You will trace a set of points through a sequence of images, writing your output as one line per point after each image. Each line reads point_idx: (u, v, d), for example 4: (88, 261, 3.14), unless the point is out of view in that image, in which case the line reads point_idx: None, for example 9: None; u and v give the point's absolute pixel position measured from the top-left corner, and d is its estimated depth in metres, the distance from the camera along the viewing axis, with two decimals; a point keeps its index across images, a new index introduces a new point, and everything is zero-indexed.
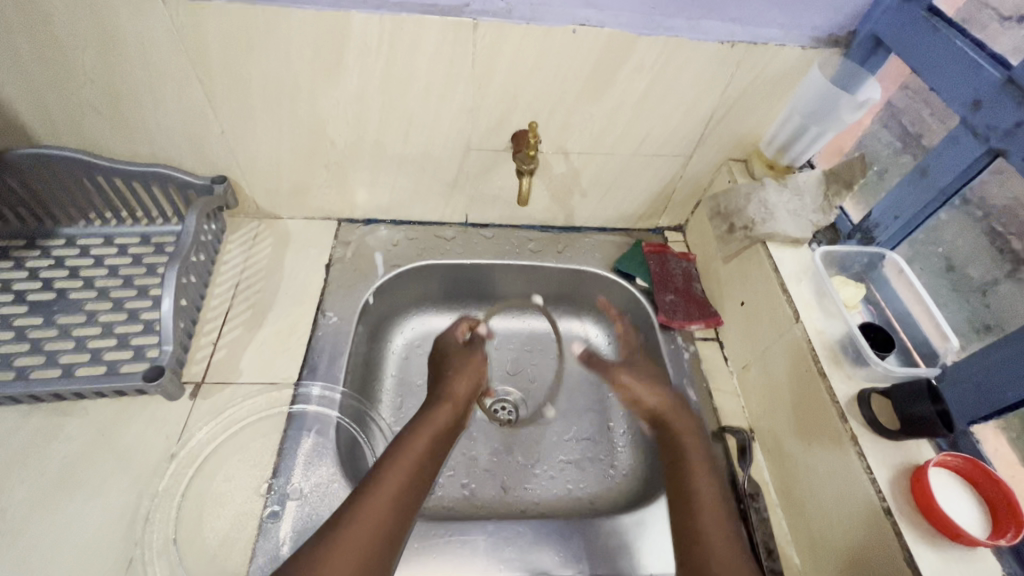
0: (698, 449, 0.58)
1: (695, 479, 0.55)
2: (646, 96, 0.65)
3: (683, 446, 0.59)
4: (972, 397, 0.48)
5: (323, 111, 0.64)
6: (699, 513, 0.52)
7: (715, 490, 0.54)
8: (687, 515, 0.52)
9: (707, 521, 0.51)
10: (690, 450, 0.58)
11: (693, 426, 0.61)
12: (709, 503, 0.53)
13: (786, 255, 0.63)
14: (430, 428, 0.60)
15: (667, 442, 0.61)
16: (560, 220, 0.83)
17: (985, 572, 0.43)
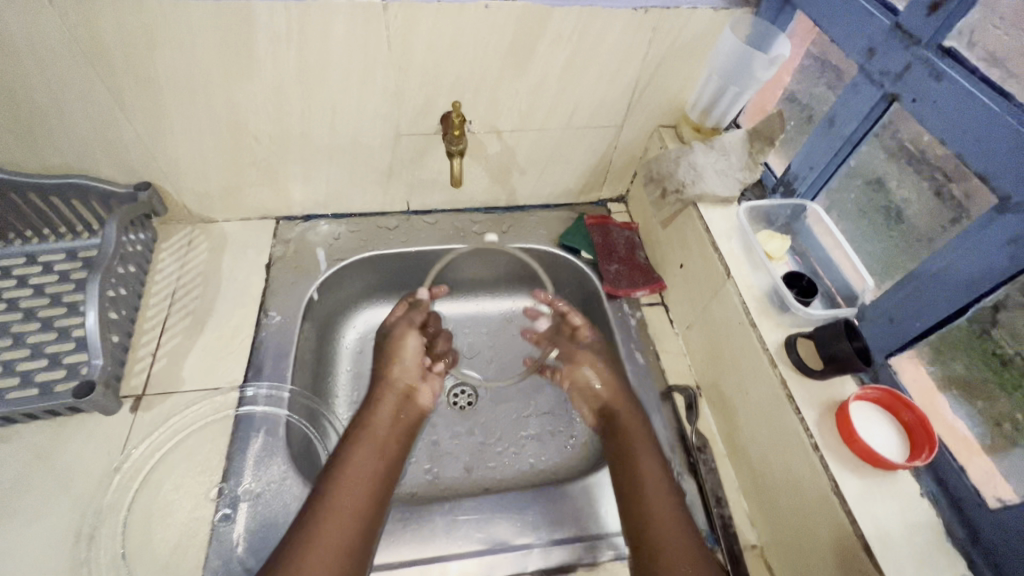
0: (642, 439, 0.59)
1: (643, 472, 0.56)
2: (569, 68, 0.65)
3: (625, 438, 0.60)
4: (887, 331, 0.51)
5: (241, 107, 0.62)
6: (650, 505, 0.53)
7: (661, 479, 0.55)
8: (637, 510, 0.53)
9: (659, 514, 0.52)
10: (633, 442, 0.59)
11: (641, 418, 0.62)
12: (659, 496, 0.54)
13: (716, 214, 0.65)
14: (377, 428, 0.60)
15: (615, 432, 0.61)
16: (503, 201, 0.83)
17: (905, 492, 0.46)
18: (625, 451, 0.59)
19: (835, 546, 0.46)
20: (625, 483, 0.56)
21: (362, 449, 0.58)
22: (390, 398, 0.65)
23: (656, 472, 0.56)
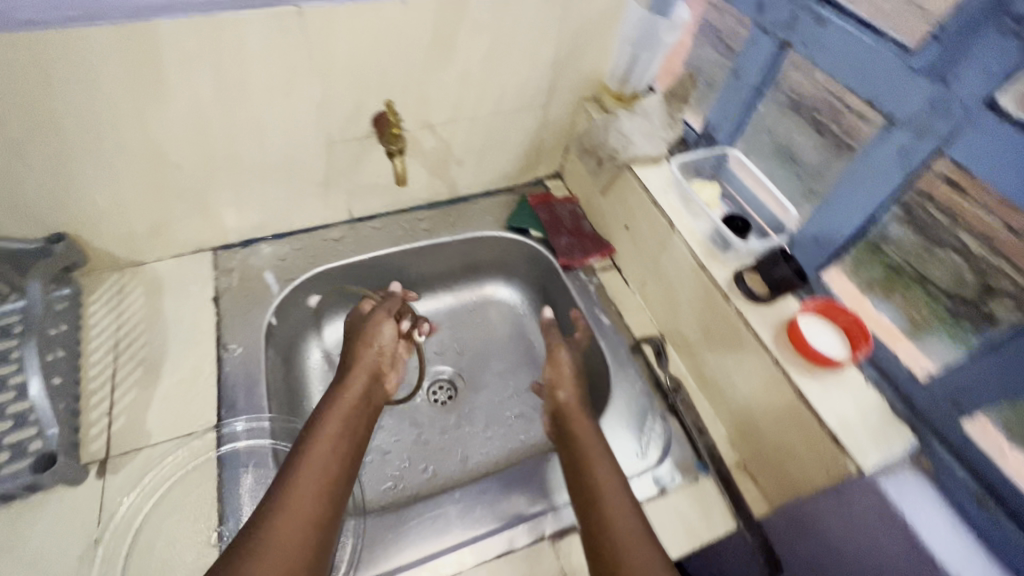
0: (592, 446, 0.57)
1: (598, 480, 0.53)
2: (491, 54, 0.67)
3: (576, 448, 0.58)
4: (814, 250, 0.58)
5: (158, 136, 0.58)
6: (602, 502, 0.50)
7: (616, 485, 0.52)
8: (597, 516, 0.49)
9: (615, 516, 0.49)
10: (585, 448, 0.57)
11: (595, 430, 0.60)
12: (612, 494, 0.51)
13: (651, 173, 0.70)
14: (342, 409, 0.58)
15: (569, 444, 0.59)
16: (445, 194, 0.84)
17: (853, 384, 0.52)
18: (580, 461, 0.56)
19: (809, 443, 0.52)
20: (582, 494, 0.53)
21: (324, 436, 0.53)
22: (334, 418, 0.56)
23: (613, 478, 0.53)
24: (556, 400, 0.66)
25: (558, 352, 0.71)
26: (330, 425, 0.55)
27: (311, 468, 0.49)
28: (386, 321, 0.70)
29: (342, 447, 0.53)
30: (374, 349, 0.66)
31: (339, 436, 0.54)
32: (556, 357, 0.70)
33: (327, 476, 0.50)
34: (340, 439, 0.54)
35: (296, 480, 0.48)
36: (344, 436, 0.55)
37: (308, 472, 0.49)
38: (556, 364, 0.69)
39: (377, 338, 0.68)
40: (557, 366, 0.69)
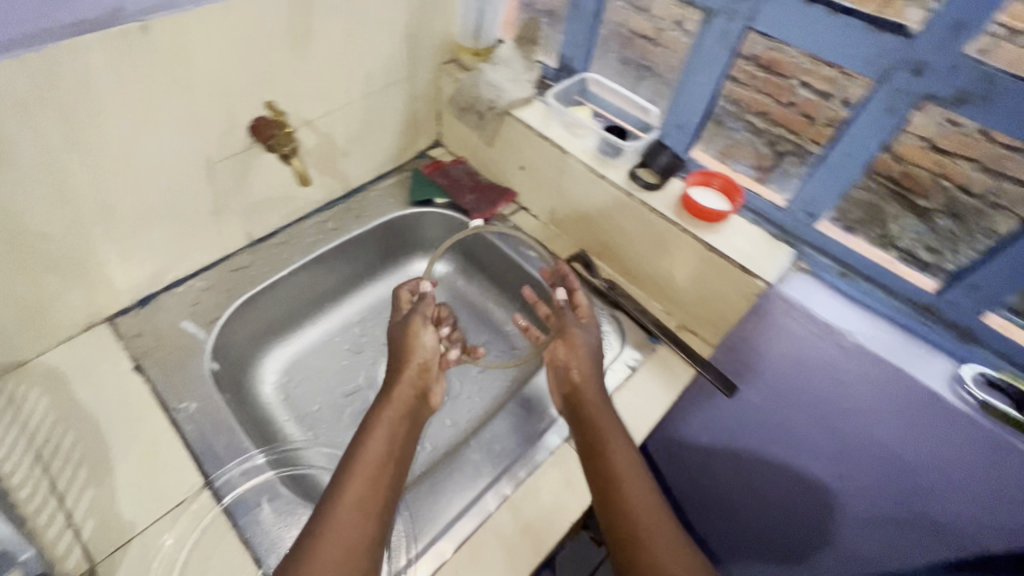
0: (610, 425, 0.58)
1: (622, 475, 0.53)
2: (351, 36, 0.67)
3: (591, 424, 0.58)
4: (681, 134, 0.70)
5: (8, 204, 0.50)
6: (625, 490, 0.52)
7: (639, 481, 0.53)
8: (626, 515, 0.51)
9: (642, 516, 0.51)
10: (603, 426, 0.57)
11: (612, 416, 0.59)
12: (633, 481, 0.53)
13: (529, 112, 0.77)
14: (381, 428, 0.57)
15: (586, 431, 0.58)
16: (339, 190, 0.83)
17: (740, 227, 0.66)
18: (594, 444, 0.56)
19: (726, 281, 0.65)
20: (603, 486, 0.53)
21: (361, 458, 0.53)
22: (376, 438, 0.55)
23: (633, 468, 0.54)
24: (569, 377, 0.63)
25: (572, 332, 0.65)
26: (373, 446, 0.55)
27: (349, 492, 0.50)
28: (426, 328, 0.65)
29: (385, 466, 0.54)
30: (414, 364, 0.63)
31: (384, 460, 0.54)
32: (569, 338, 0.65)
33: (371, 499, 0.50)
34: (382, 459, 0.54)
35: (335, 510, 0.48)
36: (386, 458, 0.54)
37: (345, 495, 0.49)
38: (573, 347, 0.64)
39: (417, 352, 0.64)
40: (574, 346, 0.64)
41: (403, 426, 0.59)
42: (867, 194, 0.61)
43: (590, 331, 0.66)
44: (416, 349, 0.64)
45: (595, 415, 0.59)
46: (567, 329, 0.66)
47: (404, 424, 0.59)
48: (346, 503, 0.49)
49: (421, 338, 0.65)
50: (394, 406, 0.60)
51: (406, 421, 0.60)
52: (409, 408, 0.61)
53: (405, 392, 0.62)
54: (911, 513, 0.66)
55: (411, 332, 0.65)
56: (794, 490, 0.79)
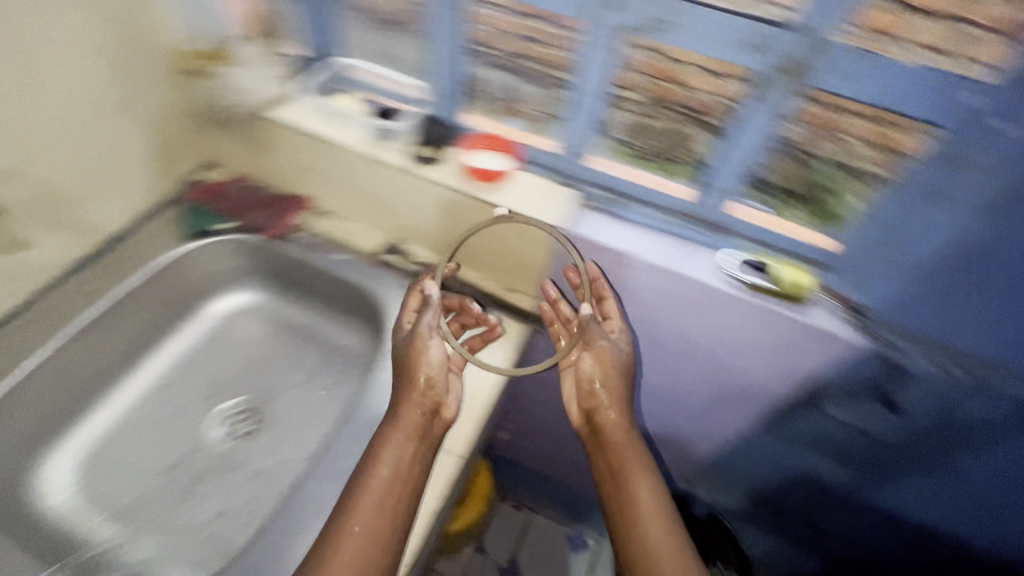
0: (636, 458, 0.67)
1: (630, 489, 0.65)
2: (28, 68, 0.56)
3: (609, 441, 0.68)
4: (445, 102, 0.71)
5: None
6: (642, 523, 0.63)
7: (654, 500, 0.65)
8: (635, 527, 0.63)
9: (649, 529, 0.63)
10: (625, 458, 0.67)
11: (629, 431, 0.69)
12: (654, 518, 0.64)
13: (290, 111, 0.71)
14: (392, 448, 0.61)
15: (605, 447, 0.68)
16: (94, 243, 0.73)
17: (521, 180, 0.70)
18: (615, 470, 0.67)
19: (520, 234, 0.70)
20: (619, 500, 0.65)
21: (370, 483, 0.58)
22: (383, 464, 0.60)
23: (649, 494, 0.65)
24: (588, 375, 0.70)
25: (598, 344, 0.68)
26: (380, 474, 0.59)
27: (351, 519, 0.56)
28: (433, 337, 0.67)
29: (392, 490, 0.58)
30: (415, 399, 0.64)
31: (394, 479, 0.59)
32: (598, 350, 0.68)
33: (377, 525, 0.56)
34: (393, 484, 0.59)
35: (343, 535, 0.55)
36: (394, 480, 0.59)
37: (353, 520, 0.56)
38: (596, 359, 0.69)
39: (421, 369, 0.65)
40: (603, 359, 0.69)
41: (414, 442, 0.62)
42: (665, 124, 0.62)
43: (626, 350, 0.70)
44: (420, 364, 0.65)
45: (619, 444, 0.68)
46: (593, 340, 0.68)
47: (421, 441, 0.62)
48: (356, 530, 0.55)
49: (427, 352, 0.66)
50: (401, 426, 0.62)
51: (425, 440, 0.62)
52: (421, 428, 0.63)
53: (416, 415, 0.63)
54: (728, 388, 0.78)
55: (418, 353, 0.66)
56: (640, 401, 0.89)
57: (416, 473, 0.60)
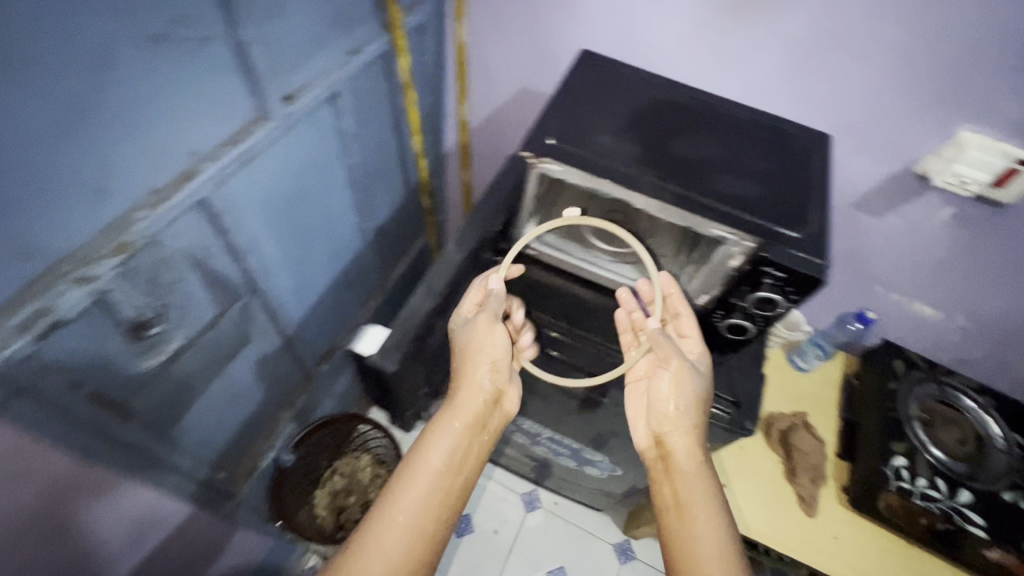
0: (695, 473, 0.76)
1: (688, 505, 0.73)
2: None
3: (673, 463, 0.78)
4: None
5: None
6: (693, 535, 0.70)
7: (711, 522, 0.71)
8: (690, 559, 0.69)
9: (702, 551, 0.69)
10: (683, 474, 0.76)
11: (693, 456, 0.78)
12: (708, 531, 0.71)
13: None
14: (449, 437, 0.79)
15: (671, 471, 0.77)
16: None
17: None
18: (677, 495, 0.75)
19: None
20: (673, 523, 0.73)
21: (419, 470, 0.76)
22: (443, 440, 0.79)
23: (711, 530, 0.71)
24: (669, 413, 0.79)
25: (665, 351, 0.78)
26: (435, 461, 0.77)
27: (424, 475, 0.76)
28: (499, 318, 0.81)
29: (457, 477, 0.78)
30: (491, 374, 0.83)
31: (453, 471, 0.78)
32: (670, 365, 0.78)
33: (426, 511, 0.73)
34: (443, 467, 0.77)
35: (391, 517, 0.71)
36: (455, 472, 0.78)
37: (403, 510, 0.72)
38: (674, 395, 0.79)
39: (485, 354, 0.82)
40: (684, 380, 0.78)
41: (477, 432, 0.82)
42: None
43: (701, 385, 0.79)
44: (483, 348, 0.82)
45: (687, 469, 0.77)
46: (664, 352, 0.78)
47: (477, 430, 0.82)
48: (410, 512, 0.72)
49: (494, 335, 0.82)
50: (460, 413, 0.82)
51: (478, 430, 0.82)
52: (478, 418, 0.83)
53: (478, 401, 0.83)
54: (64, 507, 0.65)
55: (482, 330, 0.81)
56: None
57: (473, 451, 0.81)
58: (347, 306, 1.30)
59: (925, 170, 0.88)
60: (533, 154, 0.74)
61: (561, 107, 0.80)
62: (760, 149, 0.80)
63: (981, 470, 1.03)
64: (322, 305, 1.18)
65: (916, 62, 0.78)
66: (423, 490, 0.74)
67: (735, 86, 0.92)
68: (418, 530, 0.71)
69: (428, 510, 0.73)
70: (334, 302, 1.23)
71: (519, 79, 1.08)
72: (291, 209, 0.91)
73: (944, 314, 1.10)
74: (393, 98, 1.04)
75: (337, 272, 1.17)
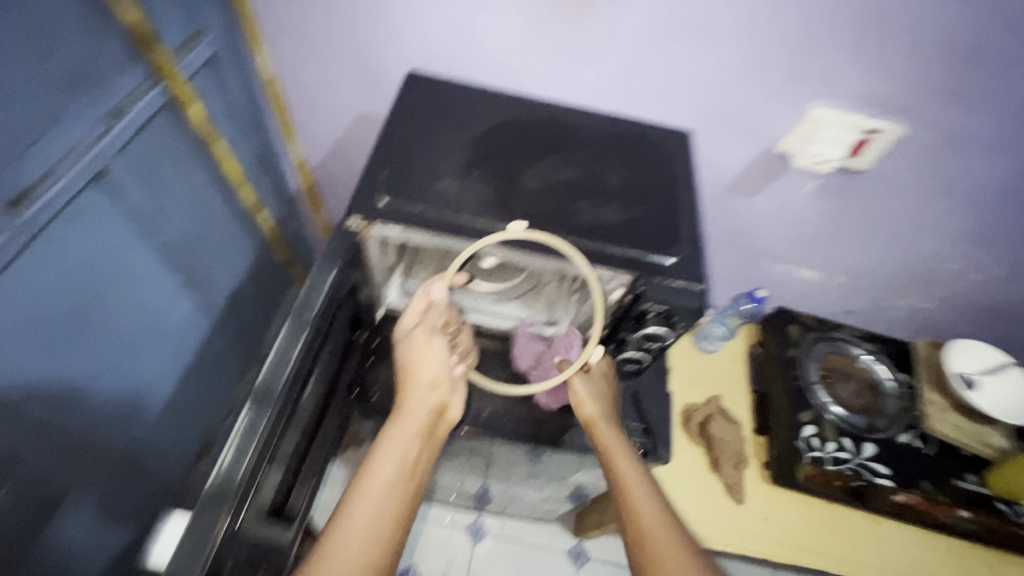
0: (631, 456, 0.67)
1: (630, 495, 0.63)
2: None
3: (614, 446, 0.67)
4: None
5: None
6: (644, 520, 0.61)
7: (660, 505, 0.63)
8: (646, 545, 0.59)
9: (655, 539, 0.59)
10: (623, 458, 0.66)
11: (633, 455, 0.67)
12: (655, 514, 0.61)
13: None
14: (395, 451, 0.61)
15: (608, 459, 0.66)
16: None
17: None
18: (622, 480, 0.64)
19: None
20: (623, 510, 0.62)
21: (357, 497, 0.58)
22: (388, 453, 0.61)
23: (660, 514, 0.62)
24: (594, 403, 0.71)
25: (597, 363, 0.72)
26: (382, 476, 0.60)
27: (373, 494, 0.58)
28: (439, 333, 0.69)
29: (404, 496, 0.60)
30: (438, 382, 0.68)
31: (404, 486, 0.60)
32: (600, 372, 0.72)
33: (367, 548, 0.55)
34: (394, 481, 0.60)
35: (324, 560, 0.53)
36: (406, 481, 0.60)
37: (342, 552, 0.54)
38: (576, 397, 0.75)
39: (427, 369, 0.68)
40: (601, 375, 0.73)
41: (422, 443, 0.64)
42: None
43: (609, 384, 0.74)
44: (425, 364, 0.68)
45: (627, 452, 0.67)
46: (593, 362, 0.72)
47: (426, 442, 0.64)
48: (349, 557, 0.54)
49: (428, 352, 0.69)
50: (406, 421, 0.64)
51: (428, 439, 0.65)
52: (428, 427, 0.65)
53: (422, 413, 0.65)
54: None
55: (421, 346, 0.69)
56: None
57: (423, 462, 0.63)
58: (210, 389, 1.11)
59: (786, 149, 0.86)
60: (364, 220, 0.61)
61: (392, 151, 0.68)
62: (621, 162, 0.72)
63: (878, 416, 1.08)
64: (170, 404, 0.99)
65: (759, 44, 0.74)
66: (372, 510, 0.57)
67: (586, 84, 0.83)
68: (358, 570, 0.53)
69: (373, 539, 0.55)
70: (188, 394, 1.04)
71: (351, 102, 0.93)
72: (78, 323, 0.72)
73: (824, 275, 1.12)
74: (197, 152, 0.85)
75: (182, 361, 0.99)
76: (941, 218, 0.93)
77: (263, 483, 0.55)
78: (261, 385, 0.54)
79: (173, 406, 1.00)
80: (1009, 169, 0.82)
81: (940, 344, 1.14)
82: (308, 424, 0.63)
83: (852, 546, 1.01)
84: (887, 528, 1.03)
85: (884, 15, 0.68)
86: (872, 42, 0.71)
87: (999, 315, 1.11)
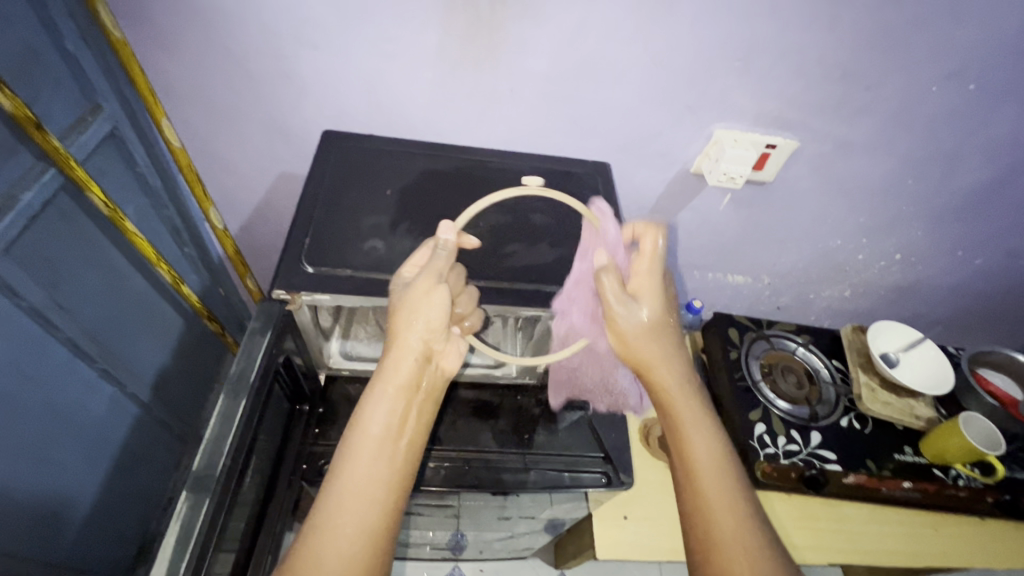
0: (698, 418, 0.64)
1: (692, 443, 0.62)
2: None
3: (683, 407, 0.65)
4: None
5: None
6: (701, 478, 0.60)
7: (723, 463, 0.61)
8: (697, 508, 0.59)
9: (712, 498, 0.59)
10: (691, 421, 0.64)
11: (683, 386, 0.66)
12: (715, 475, 0.60)
13: None
14: (382, 400, 0.59)
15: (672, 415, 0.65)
16: None
17: None
18: (681, 440, 0.63)
19: None
20: (683, 467, 0.62)
21: (352, 449, 0.56)
22: (375, 408, 0.59)
23: (715, 462, 0.61)
24: (643, 324, 0.65)
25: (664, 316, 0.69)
26: (373, 427, 0.58)
27: (362, 449, 0.56)
28: (442, 283, 0.59)
29: (394, 444, 0.58)
30: (428, 330, 0.61)
31: (395, 436, 0.58)
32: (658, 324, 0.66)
33: (366, 499, 0.54)
34: (382, 437, 0.58)
35: (327, 510, 0.53)
36: (397, 438, 0.58)
37: (343, 501, 0.53)
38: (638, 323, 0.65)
39: (422, 315, 0.60)
40: (646, 286, 0.66)
41: (410, 394, 0.61)
42: None
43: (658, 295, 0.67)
44: (419, 311, 0.59)
45: (693, 415, 0.65)
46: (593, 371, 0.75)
47: (413, 393, 0.61)
48: (352, 511, 0.53)
49: (430, 299, 0.59)
50: (391, 374, 0.61)
51: (416, 392, 0.61)
52: (415, 377, 0.61)
53: (409, 362, 0.61)
54: None
55: (419, 298, 0.59)
56: None
57: (415, 417, 0.60)
58: (144, 482, 1.02)
59: (699, 169, 0.91)
60: (289, 293, 0.59)
61: (316, 215, 0.66)
62: (547, 199, 0.75)
63: (818, 404, 1.14)
64: (96, 506, 0.90)
65: (659, 78, 0.79)
66: (363, 469, 0.55)
67: (505, 125, 0.85)
68: (359, 525, 0.53)
69: (370, 496, 0.54)
70: (118, 491, 0.95)
71: (269, 164, 0.90)
72: None
73: (752, 278, 1.19)
74: (104, 234, 0.80)
75: (108, 458, 0.90)
76: (844, 215, 1.02)
77: (213, 568, 0.51)
78: (193, 469, 0.51)
79: (99, 509, 0.91)
80: (891, 167, 0.92)
81: (863, 328, 1.22)
82: (253, 506, 0.59)
83: (817, 535, 1.05)
84: (845, 510, 1.08)
85: (763, 45, 0.74)
86: (758, 69, 0.77)
87: (907, 294, 1.22)
